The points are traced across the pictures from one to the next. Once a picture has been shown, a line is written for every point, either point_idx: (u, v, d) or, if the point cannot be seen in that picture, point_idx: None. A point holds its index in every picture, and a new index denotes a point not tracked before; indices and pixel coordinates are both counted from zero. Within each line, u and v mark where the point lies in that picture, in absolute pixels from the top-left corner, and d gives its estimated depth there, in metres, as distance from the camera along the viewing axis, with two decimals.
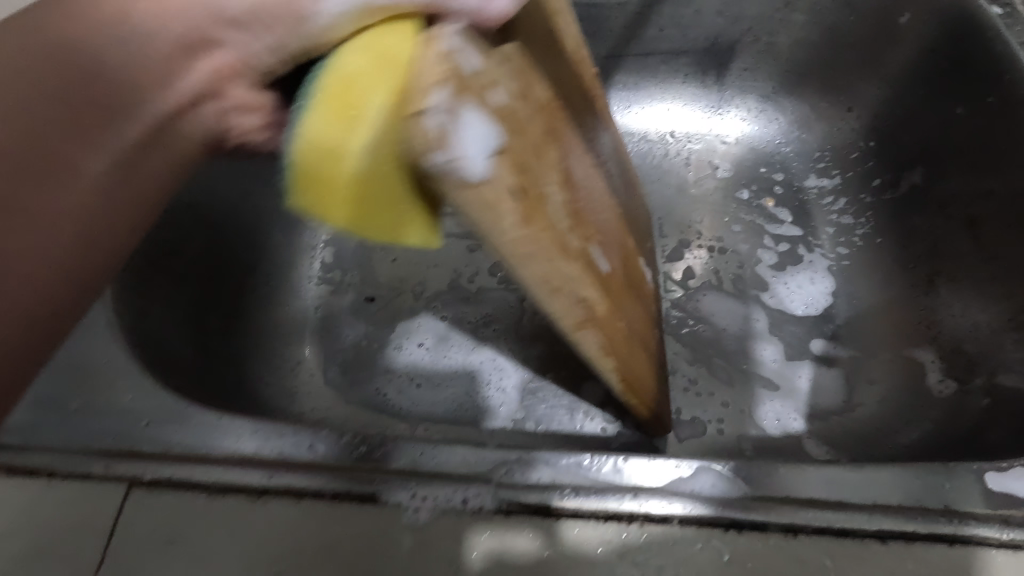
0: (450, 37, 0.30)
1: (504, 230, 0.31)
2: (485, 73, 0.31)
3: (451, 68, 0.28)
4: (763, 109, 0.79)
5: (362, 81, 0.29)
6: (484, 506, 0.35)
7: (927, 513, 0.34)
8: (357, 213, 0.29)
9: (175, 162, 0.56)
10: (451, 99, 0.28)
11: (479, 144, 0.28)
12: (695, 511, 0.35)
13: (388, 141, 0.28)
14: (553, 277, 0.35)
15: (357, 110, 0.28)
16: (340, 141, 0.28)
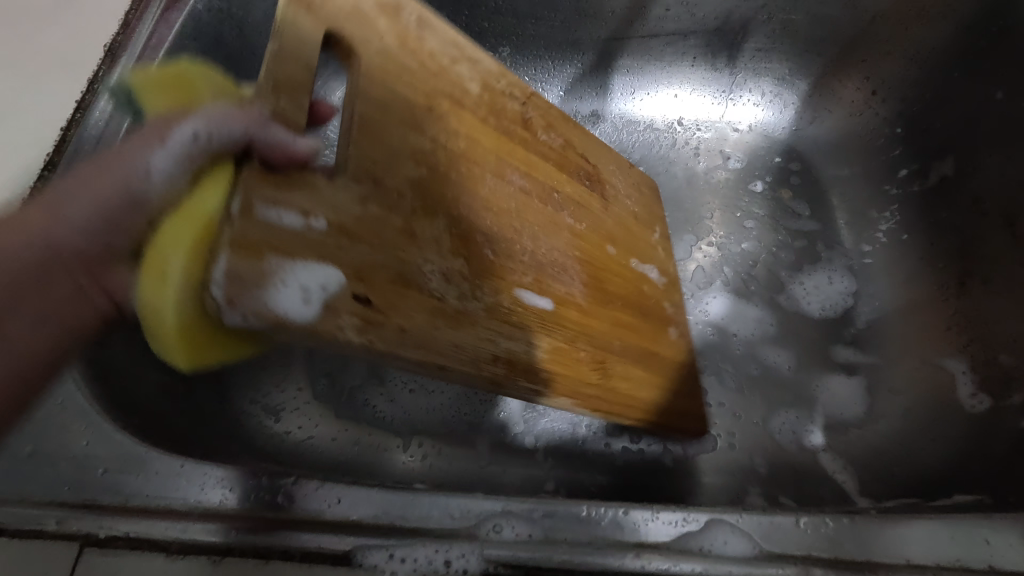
0: (240, 194, 0.28)
1: (351, 343, 0.30)
2: (292, 198, 0.29)
3: (245, 233, 0.27)
4: (778, 93, 0.73)
5: (164, 243, 0.27)
6: (468, 569, 0.31)
7: (966, 574, 0.31)
8: (188, 351, 0.28)
9: None
10: (245, 265, 0.27)
11: (286, 287, 0.28)
12: (705, 572, 0.31)
13: (199, 290, 0.27)
14: (449, 352, 0.34)
15: (161, 271, 0.26)
16: (151, 298, 0.26)
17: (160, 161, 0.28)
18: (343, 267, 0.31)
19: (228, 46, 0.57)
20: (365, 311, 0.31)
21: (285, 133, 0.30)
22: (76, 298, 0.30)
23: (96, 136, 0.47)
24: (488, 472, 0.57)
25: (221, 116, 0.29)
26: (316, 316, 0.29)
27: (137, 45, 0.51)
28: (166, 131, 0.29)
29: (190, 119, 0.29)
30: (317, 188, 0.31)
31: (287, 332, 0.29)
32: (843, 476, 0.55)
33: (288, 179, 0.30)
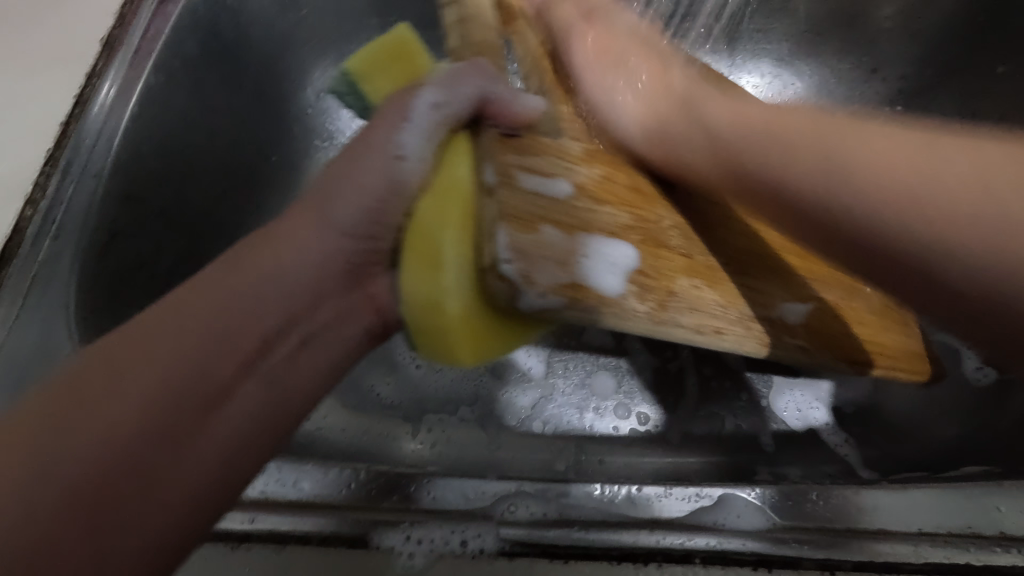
0: (494, 159, 0.32)
1: (638, 312, 0.32)
2: (539, 162, 0.33)
3: (511, 204, 0.30)
4: (778, 74, 0.70)
5: (435, 227, 0.30)
6: (485, 549, 0.31)
7: (980, 542, 0.31)
8: (472, 344, 0.31)
9: (138, 170, 0.50)
10: (522, 236, 0.29)
11: (580, 263, 0.31)
12: (720, 545, 0.31)
13: (474, 276, 0.30)
14: (715, 307, 0.34)
15: (438, 259, 0.30)
16: (438, 289, 0.30)
17: (408, 141, 0.32)
18: (592, 236, 0.32)
19: (224, 37, 0.57)
20: (629, 266, 0.32)
21: (517, 97, 0.35)
22: (348, 312, 0.35)
23: (94, 131, 0.47)
24: (497, 456, 0.57)
25: (455, 85, 0.34)
26: (586, 288, 0.30)
27: (134, 38, 0.51)
28: (409, 110, 0.33)
29: (428, 90, 0.33)
30: (552, 147, 0.34)
31: (581, 313, 0.30)
32: (844, 448, 0.56)
33: (527, 142, 0.34)
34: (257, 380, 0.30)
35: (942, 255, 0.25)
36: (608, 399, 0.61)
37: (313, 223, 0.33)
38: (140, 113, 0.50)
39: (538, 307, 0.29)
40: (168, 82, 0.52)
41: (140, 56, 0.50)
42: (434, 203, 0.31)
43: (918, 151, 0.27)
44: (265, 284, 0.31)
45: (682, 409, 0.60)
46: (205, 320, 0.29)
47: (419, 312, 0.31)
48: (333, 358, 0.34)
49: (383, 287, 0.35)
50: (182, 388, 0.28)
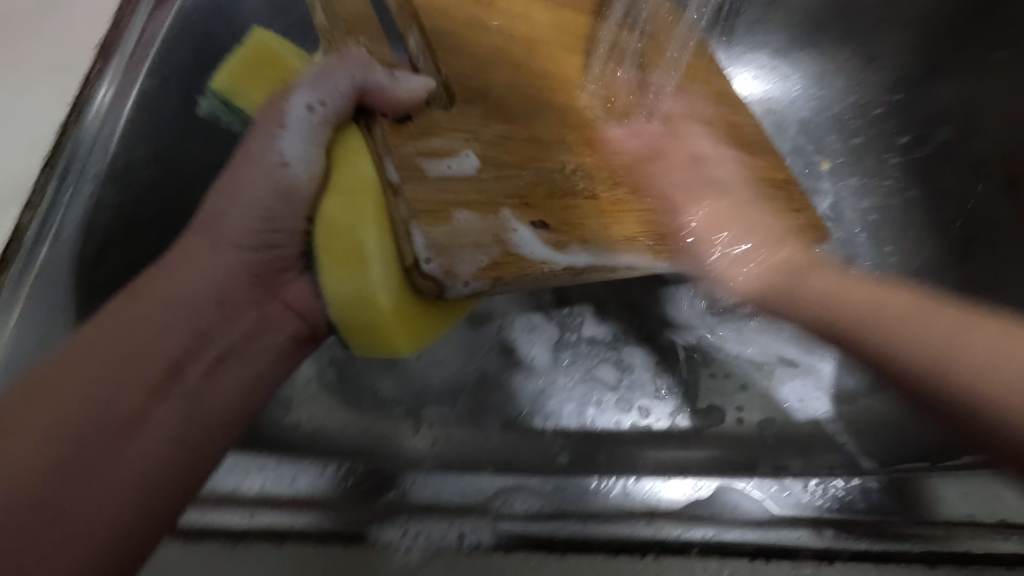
0: (390, 154, 0.34)
1: (557, 275, 0.35)
2: (439, 146, 0.35)
3: (419, 199, 0.33)
4: (774, 67, 0.70)
5: (352, 227, 0.33)
6: (482, 542, 0.31)
7: (983, 530, 0.31)
8: (410, 331, 0.34)
9: (133, 176, 0.50)
10: (436, 232, 0.32)
11: (510, 237, 0.34)
12: (717, 537, 0.31)
13: (399, 271, 0.33)
14: (620, 244, 0.38)
15: (360, 255, 0.32)
16: (364, 285, 0.32)
17: (292, 147, 0.34)
18: (500, 214, 0.35)
19: (220, 39, 0.57)
20: (541, 229, 0.36)
21: (396, 82, 0.35)
22: (266, 318, 0.37)
23: (91, 138, 0.48)
24: (498, 453, 0.57)
25: (325, 80, 0.34)
26: (516, 259, 0.34)
27: (129, 43, 0.51)
28: (282, 117, 0.34)
29: (299, 93, 0.34)
30: (451, 124, 0.36)
31: (507, 284, 0.34)
32: (842, 438, 0.56)
33: (420, 124, 0.36)
34: (178, 393, 0.33)
35: (983, 410, 0.29)
36: (610, 394, 0.61)
37: (213, 246, 0.35)
38: (137, 116, 0.50)
39: (465, 294, 0.33)
40: (161, 86, 0.52)
41: (135, 61, 0.51)
42: (347, 195, 0.33)
43: (991, 329, 0.30)
44: (159, 308, 0.33)
45: (684, 402, 0.60)
46: (116, 346, 0.31)
47: (343, 310, 0.33)
48: (258, 368, 0.37)
49: (295, 292, 0.38)
50: (92, 406, 0.30)
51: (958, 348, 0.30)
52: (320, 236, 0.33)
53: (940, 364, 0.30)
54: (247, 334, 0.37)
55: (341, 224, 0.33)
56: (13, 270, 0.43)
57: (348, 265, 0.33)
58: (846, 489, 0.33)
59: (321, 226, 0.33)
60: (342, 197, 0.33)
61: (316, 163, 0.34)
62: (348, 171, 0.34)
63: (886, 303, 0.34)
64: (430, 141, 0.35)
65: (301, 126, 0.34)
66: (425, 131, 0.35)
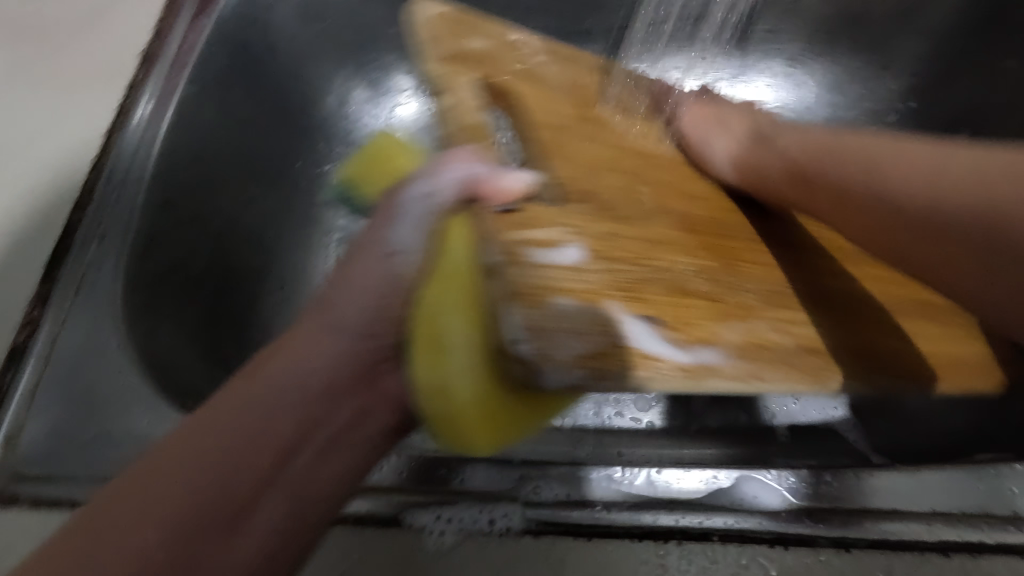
0: (493, 239, 0.31)
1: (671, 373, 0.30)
2: (545, 235, 0.31)
3: (517, 281, 0.29)
4: (790, 74, 0.71)
5: (439, 319, 0.31)
6: (512, 527, 0.33)
7: (993, 521, 0.32)
8: (490, 428, 0.31)
9: (176, 179, 0.52)
10: (533, 314, 0.28)
11: (616, 328, 0.30)
12: (736, 524, 0.32)
13: (485, 363, 0.30)
14: (750, 351, 0.32)
15: (444, 347, 0.31)
16: (446, 377, 0.31)
17: (402, 238, 0.36)
18: (605, 306, 0.31)
19: (254, 48, 0.59)
20: (652, 324, 0.31)
21: (498, 173, 0.35)
22: (368, 409, 0.34)
23: (134, 140, 0.50)
24: (518, 449, 0.58)
25: (441, 173, 0.36)
26: (617, 350, 0.29)
27: (170, 52, 0.54)
28: (396, 207, 0.37)
29: (412, 186, 0.37)
30: (551, 216, 0.33)
31: (608, 379, 0.29)
32: (853, 435, 0.57)
33: (525, 216, 0.32)
34: (292, 473, 0.31)
35: (941, 216, 0.31)
36: (626, 393, 0.62)
37: (320, 333, 0.34)
38: (178, 121, 0.53)
39: (564, 384, 0.28)
40: (201, 93, 0.55)
41: (176, 69, 0.53)
42: (437, 288, 0.32)
43: (955, 155, 0.32)
44: (281, 389, 0.32)
45: (699, 401, 0.62)
46: (230, 433, 0.30)
47: (429, 399, 0.31)
48: (351, 465, 0.33)
49: (391, 385, 0.35)
50: (204, 496, 0.28)
51: (907, 159, 0.34)
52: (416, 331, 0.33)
53: (931, 193, 0.32)
54: (348, 423, 0.33)
55: (433, 317, 0.32)
56: (65, 267, 0.45)
57: (439, 353, 0.31)
58: (862, 481, 0.34)
59: (418, 319, 0.33)
60: (437, 283, 0.32)
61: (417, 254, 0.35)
62: (446, 264, 0.33)
63: (912, 201, 0.33)
64: (534, 229, 0.32)
65: (406, 215, 0.36)
66: (528, 220, 0.32)
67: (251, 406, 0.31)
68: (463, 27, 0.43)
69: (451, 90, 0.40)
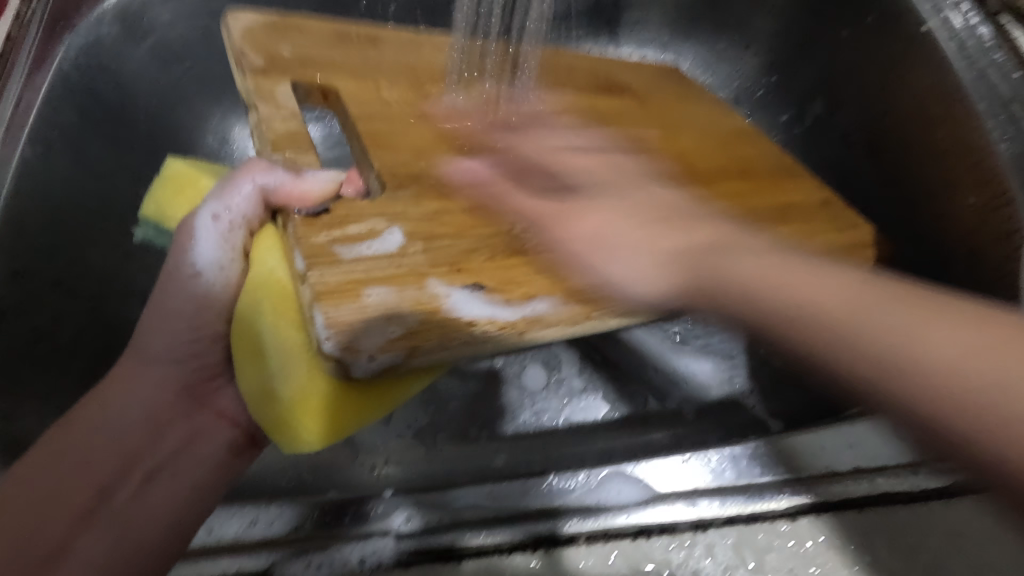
0: (299, 247, 0.34)
1: (480, 337, 0.33)
2: (357, 231, 0.35)
3: (320, 282, 0.32)
4: (663, 60, 0.73)
5: (253, 326, 0.35)
6: (383, 560, 0.33)
7: (836, 478, 0.35)
8: (320, 421, 0.34)
9: (24, 247, 0.50)
10: (338, 310, 0.31)
11: (441, 305, 0.33)
12: (601, 524, 0.33)
13: (302, 360, 0.34)
14: (584, 292, 0.36)
15: (261, 353, 0.35)
16: (265, 378, 0.34)
17: (203, 256, 0.37)
18: (423, 284, 0.34)
19: (104, 98, 0.57)
20: (474, 292, 0.35)
21: (300, 179, 0.36)
22: (197, 432, 0.42)
23: None
24: (438, 470, 0.57)
25: (232, 190, 0.36)
26: (437, 324, 0.33)
27: (4, 110, 0.51)
28: (191, 232, 0.38)
29: (205, 207, 0.37)
30: (362, 213, 0.36)
31: (424, 355, 0.32)
32: (752, 402, 0.61)
33: (335, 216, 0.35)
34: (118, 499, 0.38)
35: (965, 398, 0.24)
36: (541, 396, 0.62)
37: (110, 396, 0.40)
38: (20, 187, 0.50)
39: (371, 369, 0.31)
40: (47, 153, 0.52)
41: (14, 131, 0.50)
42: (247, 301, 0.36)
43: (980, 325, 0.25)
44: (95, 433, 0.38)
45: (612, 392, 0.62)
46: (57, 469, 0.36)
47: (256, 401, 0.35)
48: (183, 491, 0.40)
49: (225, 398, 0.44)
50: (24, 542, 0.34)
51: (938, 337, 0.26)
52: (238, 337, 0.36)
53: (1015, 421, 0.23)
54: (180, 445, 0.41)
55: (252, 329, 0.35)
56: None
57: (258, 358, 0.35)
58: (719, 461, 0.36)
59: (240, 329, 0.36)
60: (269, 295, 0.35)
61: (231, 267, 0.38)
62: (266, 276, 0.36)
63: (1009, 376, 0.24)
64: (340, 233, 0.34)
65: (206, 232, 0.37)
66: (331, 223, 0.35)
67: (72, 456, 0.37)
68: (279, 35, 0.45)
69: (264, 103, 0.41)
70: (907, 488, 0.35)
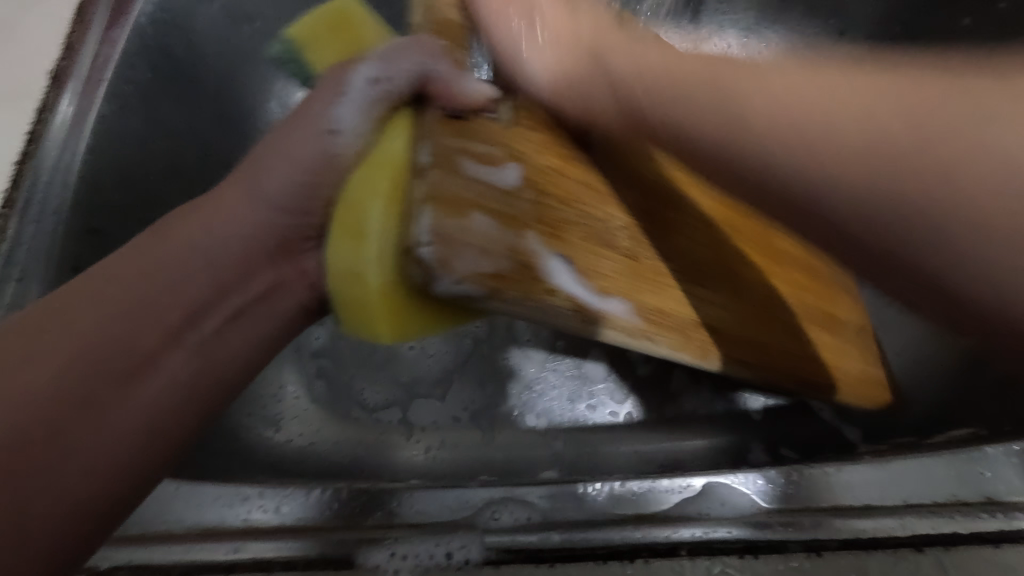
0: (430, 142, 0.30)
1: (564, 308, 0.31)
2: (483, 151, 0.31)
3: (439, 187, 0.28)
4: (746, 43, 0.68)
5: (362, 199, 0.29)
6: (470, 559, 0.31)
7: (964, 509, 0.31)
8: (394, 322, 0.29)
9: (99, 205, 0.49)
10: (448, 223, 0.27)
11: (540, 262, 0.31)
12: (705, 536, 0.31)
13: (397, 256, 0.28)
14: (655, 314, 0.35)
15: (362, 231, 0.29)
16: (355, 261, 0.29)
17: (344, 116, 0.33)
18: (522, 235, 0.30)
19: (177, 57, 0.55)
20: (570, 262, 0.32)
21: (461, 78, 0.34)
22: (280, 283, 0.36)
23: (51, 164, 0.47)
24: (491, 457, 0.55)
25: (396, 61, 0.33)
26: (525, 275, 0.30)
27: (85, 65, 0.50)
28: (346, 84, 0.33)
29: (365, 66, 0.33)
30: (498, 136, 0.33)
31: (501, 301, 0.29)
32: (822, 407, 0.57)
33: (471, 128, 0.32)
34: (202, 331, 0.33)
35: (800, 169, 0.24)
36: (598, 390, 0.59)
37: (250, 198, 0.34)
38: (95, 142, 0.49)
39: (454, 294, 0.28)
40: (122, 109, 0.51)
41: (91, 84, 0.49)
42: (370, 169, 0.30)
43: (888, 79, 0.23)
44: (194, 251, 0.33)
45: (675, 390, 0.59)
46: (158, 271, 0.31)
47: (333, 280, 0.30)
48: (258, 338, 0.35)
49: (312, 263, 0.36)
50: (104, 344, 0.29)
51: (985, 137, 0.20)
52: (341, 207, 0.31)
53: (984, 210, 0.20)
54: (263, 293, 0.35)
55: (358, 204, 0.29)
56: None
57: (358, 236, 0.29)
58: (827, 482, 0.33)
59: (344, 199, 0.30)
60: (387, 168, 0.30)
61: (361, 139, 0.33)
62: (387, 156, 0.30)
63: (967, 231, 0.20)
64: (479, 147, 0.31)
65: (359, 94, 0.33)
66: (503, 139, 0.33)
67: (174, 262, 0.32)
68: None
69: None
70: (996, 528, 0.30)
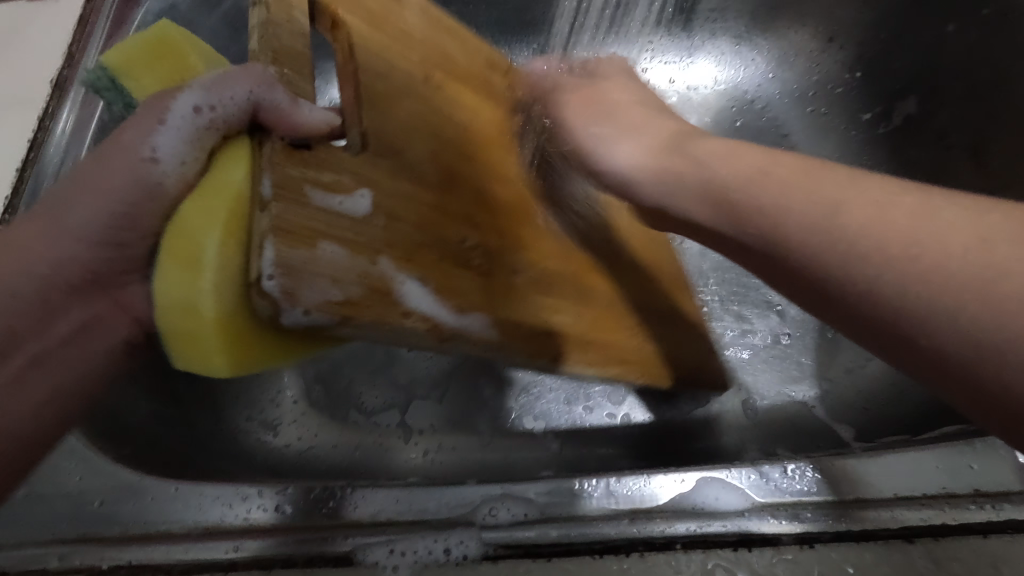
0: (271, 170, 0.27)
1: (416, 327, 0.30)
2: (331, 177, 0.29)
3: (281, 221, 0.26)
4: (738, 51, 0.71)
5: (196, 228, 0.25)
6: (469, 555, 0.32)
7: (954, 501, 0.32)
8: (239, 354, 0.26)
9: None
10: (292, 256, 0.26)
11: (392, 287, 0.30)
12: (700, 530, 0.32)
13: (239, 289, 0.25)
14: (520, 331, 0.36)
15: (198, 257, 0.25)
16: (191, 292, 0.25)
17: (164, 142, 0.28)
18: (376, 260, 0.29)
19: None
20: (428, 283, 0.31)
21: (300, 107, 0.29)
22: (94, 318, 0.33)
23: (51, 172, 0.47)
24: (490, 459, 0.55)
25: (223, 84, 0.28)
26: (381, 301, 0.29)
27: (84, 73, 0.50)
28: (165, 110, 0.28)
29: (189, 91, 0.28)
30: (350, 162, 0.30)
31: (355, 329, 0.28)
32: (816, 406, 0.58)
33: (317, 154, 0.29)
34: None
35: (915, 313, 0.25)
36: (595, 393, 0.59)
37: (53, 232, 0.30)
38: None
39: (303, 325, 0.26)
40: None
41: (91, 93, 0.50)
42: (207, 187, 0.27)
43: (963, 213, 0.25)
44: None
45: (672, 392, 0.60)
46: None
47: (166, 311, 0.25)
48: (83, 372, 0.33)
49: (135, 296, 0.33)
50: None
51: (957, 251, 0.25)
52: (169, 230, 0.26)
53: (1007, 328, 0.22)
54: (70, 335, 0.32)
55: (195, 223, 0.26)
56: None
57: (193, 263, 0.25)
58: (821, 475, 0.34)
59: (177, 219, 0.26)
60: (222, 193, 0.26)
61: (193, 167, 0.28)
62: (219, 180, 0.27)
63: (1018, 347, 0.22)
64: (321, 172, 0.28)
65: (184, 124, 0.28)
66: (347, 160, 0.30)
67: None
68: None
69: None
70: (985, 519, 0.31)
